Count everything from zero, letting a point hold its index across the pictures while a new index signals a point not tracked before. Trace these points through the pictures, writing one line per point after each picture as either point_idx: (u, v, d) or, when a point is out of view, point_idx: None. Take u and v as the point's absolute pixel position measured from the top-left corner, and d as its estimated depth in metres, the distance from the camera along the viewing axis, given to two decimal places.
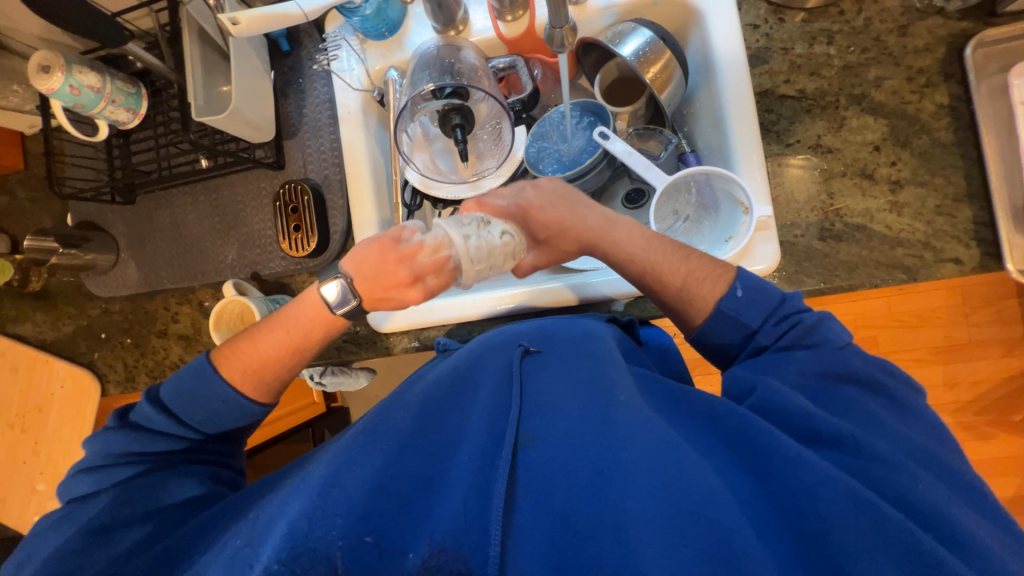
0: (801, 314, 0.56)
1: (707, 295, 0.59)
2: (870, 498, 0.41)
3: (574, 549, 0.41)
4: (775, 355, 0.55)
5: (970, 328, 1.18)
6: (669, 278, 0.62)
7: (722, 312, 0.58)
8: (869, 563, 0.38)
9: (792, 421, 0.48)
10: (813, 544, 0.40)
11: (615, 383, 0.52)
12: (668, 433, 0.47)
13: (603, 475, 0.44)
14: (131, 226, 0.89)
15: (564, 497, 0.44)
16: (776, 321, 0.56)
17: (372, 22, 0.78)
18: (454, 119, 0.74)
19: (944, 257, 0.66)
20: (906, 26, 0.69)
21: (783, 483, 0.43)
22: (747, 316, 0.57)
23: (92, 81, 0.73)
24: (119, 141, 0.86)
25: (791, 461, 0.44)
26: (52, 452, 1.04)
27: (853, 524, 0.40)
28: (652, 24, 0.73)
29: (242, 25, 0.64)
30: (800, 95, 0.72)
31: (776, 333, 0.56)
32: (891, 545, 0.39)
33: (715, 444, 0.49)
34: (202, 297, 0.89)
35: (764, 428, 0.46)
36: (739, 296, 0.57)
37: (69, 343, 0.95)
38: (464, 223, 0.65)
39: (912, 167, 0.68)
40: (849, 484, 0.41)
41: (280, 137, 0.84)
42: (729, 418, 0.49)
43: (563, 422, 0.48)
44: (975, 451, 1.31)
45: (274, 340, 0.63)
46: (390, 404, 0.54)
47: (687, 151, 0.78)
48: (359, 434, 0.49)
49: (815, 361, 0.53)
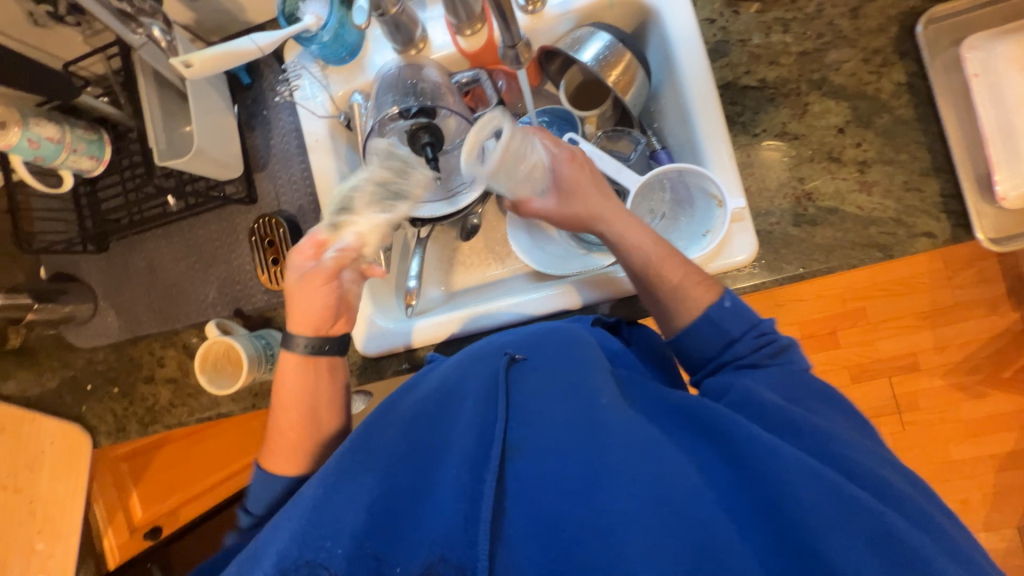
0: (777, 333, 0.60)
1: (697, 300, 0.61)
2: (835, 484, 0.42)
3: (562, 553, 0.41)
4: (739, 368, 0.57)
5: (954, 290, 1.38)
6: (667, 275, 0.62)
7: (707, 318, 0.60)
8: (840, 541, 0.39)
9: (776, 416, 0.50)
10: (790, 532, 0.41)
11: (599, 386, 0.52)
12: (650, 433, 0.48)
13: (588, 477, 0.44)
14: (106, 274, 0.88)
15: (552, 503, 0.44)
16: (756, 335, 0.59)
17: (331, 49, 0.77)
18: (423, 137, 0.71)
19: (916, 232, 0.67)
20: (858, 9, 0.70)
21: (758, 475, 0.44)
22: (730, 325, 0.59)
23: (51, 132, 0.71)
24: (85, 189, 0.85)
25: (762, 449, 0.45)
26: (48, 509, 1.01)
27: (825, 508, 0.41)
28: (610, 28, 0.74)
29: (197, 67, 0.63)
30: (762, 84, 0.72)
31: (754, 346, 0.58)
32: (855, 524, 0.40)
33: (696, 440, 0.49)
34: (186, 339, 0.87)
35: (738, 422, 0.47)
36: (727, 305, 0.60)
37: (54, 398, 0.93)
38: (359, 184, 0.60)
39: (878, 146, 0.69)
40: (814, 467, 0.43)
41: (250, 170, 0.83)
42: (703, 413, 0.50)
43: (549, 432, 0.48)
44: (969, 411, 1.41)
45: (292, 412, 0.65)
46: (380, 416, 0.54)
47: (658, 148, 0.80)
48: (351, 451, 0.49)
49: (783, 376, 0.55)
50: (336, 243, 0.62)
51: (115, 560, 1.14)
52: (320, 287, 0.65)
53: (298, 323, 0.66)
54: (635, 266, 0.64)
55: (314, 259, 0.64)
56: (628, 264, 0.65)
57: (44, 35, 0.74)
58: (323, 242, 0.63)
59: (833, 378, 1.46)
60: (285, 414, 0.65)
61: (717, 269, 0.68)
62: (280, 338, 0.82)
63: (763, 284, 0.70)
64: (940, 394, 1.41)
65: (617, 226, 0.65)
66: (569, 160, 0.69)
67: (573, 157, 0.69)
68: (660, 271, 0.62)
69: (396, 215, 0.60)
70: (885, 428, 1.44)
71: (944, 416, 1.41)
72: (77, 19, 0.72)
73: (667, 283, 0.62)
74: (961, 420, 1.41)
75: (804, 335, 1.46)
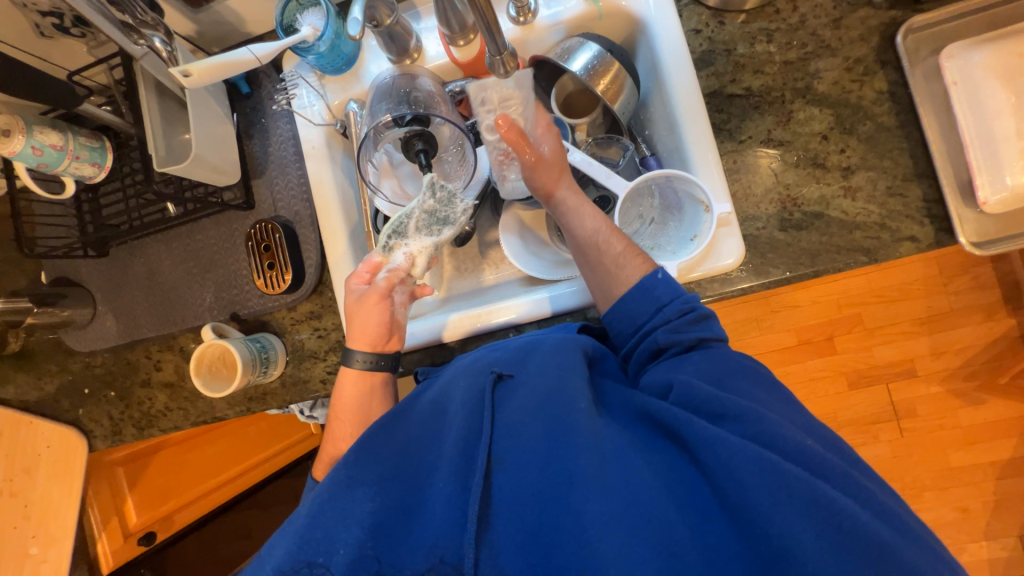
0: (697, 304, 0.60)
1: (634, 272, 0.63)
2: (825, 497, 0.42)
3: (542, 557, 0.46)
4: (674, 358, 0.58)
5: (950, 296, 1.39)
6: (610, 245, 0.65)
7: (639, 286, 0.62)
8: (786, 524, 0.41)
9: (782, 445, 0.46)
10: (763, 545, 0.42)
11: (574, 391, 0.54)
12: (620, 441, 0.50)
13: (562, 484, 0.48)
14: (106, 279, 0.90)
15: (530, 515, 0.48)
16: (682, 303, 0.60)
17: (328, 59, 0.79)
18: (417, 144, 0.74)
19: (900, 236, 0.68)
20: (840, 19, 0.72)
21: (720, 479, 0.45)
22: (660, 292, 0.61)
23: (54, 140, 0.73)
24: (87, 196, 0.86)
25: (711, 444, 0.46)
26: (42, 515, 1.01)
27: (787, 507, 0.42)
28: (599, 38, 0.76)
29: (194, 77, 0.64)
30: (747, 93, 0.74)
31: (679, 311, 0.59)
32: (835, 535, 0.41)
33: (661, 443, 0.52)
34: (183, 343, 0.89)
35: (687, 417, 0.49)
36: (659, 277, 0.62)
37: (52, 402, 0.94)
38: (412, 213, 0.72)
39: (861, 153, 0.70)
40: (807, 485, 0.42)
41: (247, 177, 0.85)
42: (660, 413, 0.51)
43: (526, 442, 0.51)
44: (968, 417, 1.40)
45: (346, 426, 0.68)
46: (376, 432, 0.57)
47: (646, 155, 0.81)
48: (347, 465, 0.53)
49: (706, 361, 0.56)
50: (389, 263, 0.72)
51: (111, 564, 1.12)
52: (375, 304, 0.70)
53: (356, 339, 0.69)
54: (584, 237, 0.67)
55: (368, 282, 0.72)
56: (577, 237, 0.68)
57: (50, 47, 0.77)
58: (376, 268, 0.72)
59: (830, 385, 1.46)
60: (340, 426, 0.69)
61: (706, 272, 0.69)
62: (275, 342, 0.83)
63: (751, 288, 0.71)
64: (939, 400, 1.41)
65: (569, 198, 0.70)
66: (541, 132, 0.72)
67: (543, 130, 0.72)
68: (607, 240, 0.66)
69: (442, 239, 0.74)
70: (884, 435, 1.43)
71: (942, 423, 1.41)
72: (81, 31, 0.74)
73: (612, 251, 0.65)
74: (959, 426, 1.41)
75: (799, 341, 1.46)
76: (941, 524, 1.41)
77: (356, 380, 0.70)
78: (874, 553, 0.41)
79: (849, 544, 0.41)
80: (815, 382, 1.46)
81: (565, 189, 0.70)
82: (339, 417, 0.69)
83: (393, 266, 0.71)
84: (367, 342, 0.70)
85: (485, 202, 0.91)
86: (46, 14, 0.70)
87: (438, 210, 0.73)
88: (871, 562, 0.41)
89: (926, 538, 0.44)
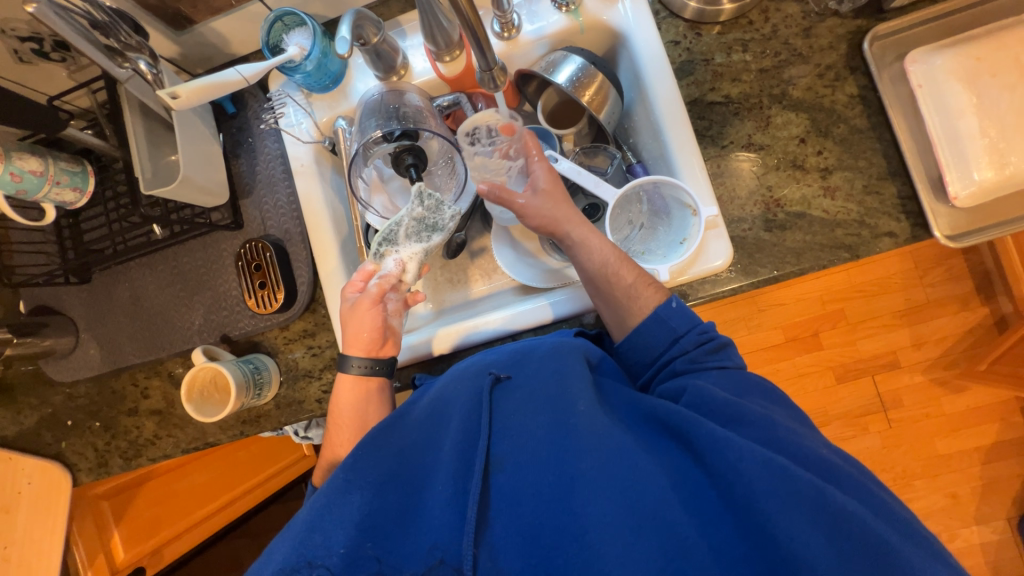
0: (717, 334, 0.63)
1: (648, 302, 0.64)
2: (828, 498, 0.43)
3: (543, 558, 0.46)
4: (690, 375, 0.60)
5: (927, 287, 1.44)
6: (624, 274, 0.65)
7: (656, 316, 0.63)
8: (792, 525, 0.42)
9: (779, 445, 0.48)
10: (766, 543, 0.43)
11: (575, 393, 0.54)
12: (623, 442, 0.51)
13: (565, 487, 0.48)
14: (89, 305, 0.87)
15: (532, 517, 0.48)
16: (699, 333, 0.63)
17: (315, 77, 0.79)
18: (407, 159, 0.74)
19: (879, 232, 0.71)
20: (809, 28, 0.76)
21: (724, 479, 0.46)
22: (675, 322, 0.63)
23: (34, 166, 0.72)
24: (67, 221, 0.84)
25: (720, 448, 0.47)
26: (21, 557, 0.96)
27: (789, 506, 0.43)
28: (581, 51, 0.78)
29: (182, 98, 0.65)
30: (726, 100, 0.77)
31: (697, 342, 0.62)
32: (833, 531, 0.43)
33: (666, 443, 0.52)
34: (171, 367, 0.86)
35: (696, 421, 0.49)
36: (674, 305, 0.64)
37: (31, 436, 0.90)
38: (401, 220, 0.72)
39: (837, 154, 0.73)
40: (814, 485, 0.44)
41: (235, 197, 0.84)
42: (666, 414, 0.52)
43: (527, 444, 0.51)
44: (952, 405, 1.45)
45: (346, 446, 0.67)
46: (375, 436, 0.55)
47: (634, 163, 0.83)
48: (345, 468, 0.52)
49: (725, 379, 0.59)
50: (379, 271, 0.71)
51: None
52: (367, 310, 0.70)
53: (352, 345, 0.69)
54: (592, 270, 0.67)
55: (361, 290, 0.71)
56: (585, 270, 0.68)
57: (29, 72, 0.76)
58: (368, 277, 0.71)
59: (818, 380, 1.49)
60: (340, 445, 0.67)
61: (696, 275, 0.71)
62: (268, 362, 0.82)
63: (740, 287, 0.73)
64: (923, 389, 1.45)
65: (575, 233, 0.69)
66: (545, 178, 0.73)
67: (546, 176, 0.73)
68: (618, 272, 0.66)
69: (431, 245, 0.73)
70: (873, 426, 1.47)
71: (928, 411, 1.45)
72: (62, 55, 0.73)
73: (623, 284, 0.65)
74: (943, 415, 1.45)
75: (787, 338, 1.49)
76: (933, 511, 1.44)
77: (354, 397, 0.69)
78: (875, 549, 0.42)
79: (848, 540, 0.42)
80: (804, 378, 1.49)
81: (563, 220, 0.70)
82: (337, 438, 0.68)
83: (382, 275, 0.71)
84: (365, 351, 0.70)
85: (475, 214, 0.92)
86: (24, 40, 0.69)
87: (426, 218, 0.73)
88: (871, 556, 0.42)
89: (917, 527, 0.46)
